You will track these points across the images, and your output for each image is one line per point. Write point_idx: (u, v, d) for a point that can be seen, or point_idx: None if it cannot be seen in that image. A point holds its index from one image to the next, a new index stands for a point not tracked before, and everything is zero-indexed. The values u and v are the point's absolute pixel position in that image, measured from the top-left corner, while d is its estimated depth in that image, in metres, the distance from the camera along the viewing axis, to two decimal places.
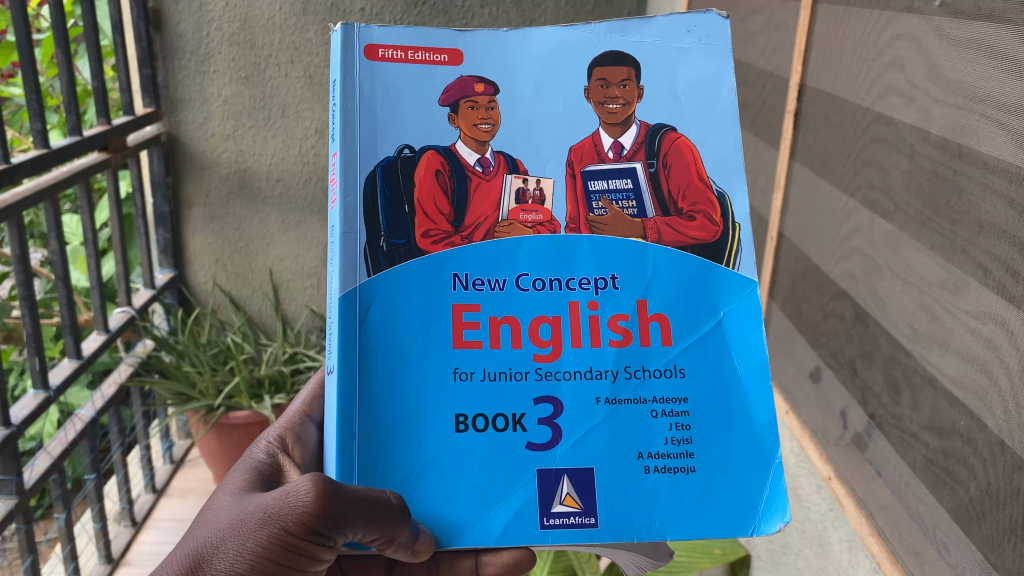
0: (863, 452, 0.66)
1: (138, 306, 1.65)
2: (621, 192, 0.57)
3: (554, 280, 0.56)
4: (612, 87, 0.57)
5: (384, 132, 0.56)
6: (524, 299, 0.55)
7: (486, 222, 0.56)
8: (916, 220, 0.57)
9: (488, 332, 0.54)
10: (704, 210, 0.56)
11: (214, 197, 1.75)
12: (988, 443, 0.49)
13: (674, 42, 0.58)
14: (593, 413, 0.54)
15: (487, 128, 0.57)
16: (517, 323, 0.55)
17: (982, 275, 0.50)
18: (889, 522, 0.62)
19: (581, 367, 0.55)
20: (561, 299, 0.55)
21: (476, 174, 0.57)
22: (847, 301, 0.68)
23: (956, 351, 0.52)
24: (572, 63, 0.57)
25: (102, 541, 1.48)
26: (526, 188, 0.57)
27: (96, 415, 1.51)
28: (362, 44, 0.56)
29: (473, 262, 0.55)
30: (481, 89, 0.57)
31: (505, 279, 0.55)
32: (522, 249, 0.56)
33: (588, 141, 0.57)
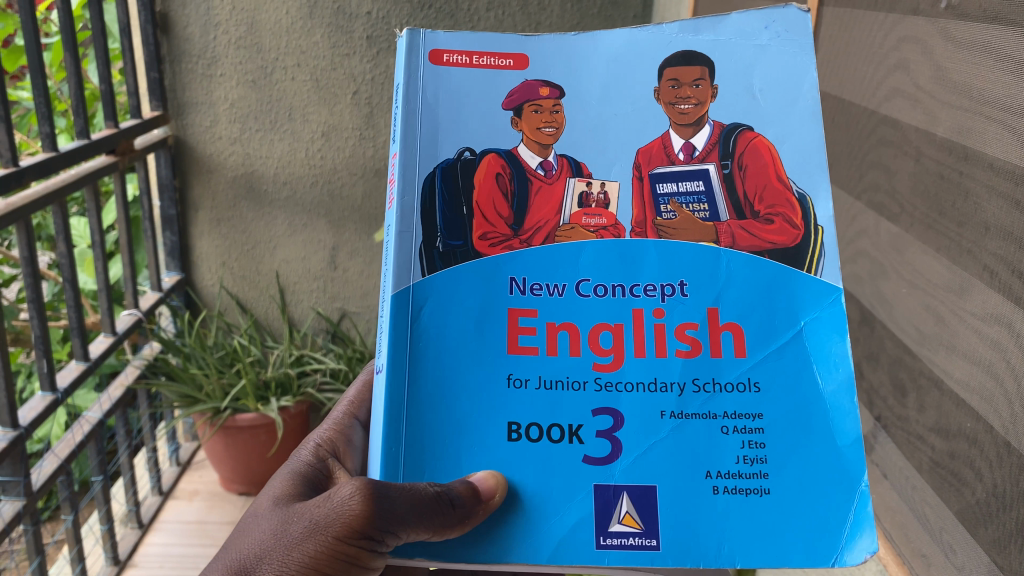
0: (869, 454, 0.66)
1: (145, 309, 1.66)
2: (692, 195, 0.51)
3: (617, 287, 0.50)
4: (683, 87, 0.51)
5: (445, 135, 0.51)
6: (584, 307, 0.50)
7: (547, 228, 0.51)
8: (921, 222, 0.57)
9: (545, 339, 0.49)
10: (784, 213, 0.50)
11: (221, 199, 1.75)
12: (994, 444, 0.49)
13: (751, 40, 0.52)
14: (657, 427, 0.48)
15: (550, 132, 0.52)
16: (576, 330, 0.49)
17: (987, 277, 0.50)
18: (895, 524, 0.62)
19: (646, 379, 0.48)
20: (621, 306, 0.50)
21: (538, 178, 0.52)
22: (854, 303, 0.68)
23: (963, 352, 0.52)
24: (643, 63, 0.52)
25: (109, 543, 1.49)
26: (590, 192, 0.51)
27: (103, 417, 1.52)
28: (427, 49, 0.52)
29: (531, 265, 0.51)
30: (546, 93, 0.52)
31: (565, 284, 0.50)
32: (584, 253, 0.51)
33: (657, 143, 0.51)
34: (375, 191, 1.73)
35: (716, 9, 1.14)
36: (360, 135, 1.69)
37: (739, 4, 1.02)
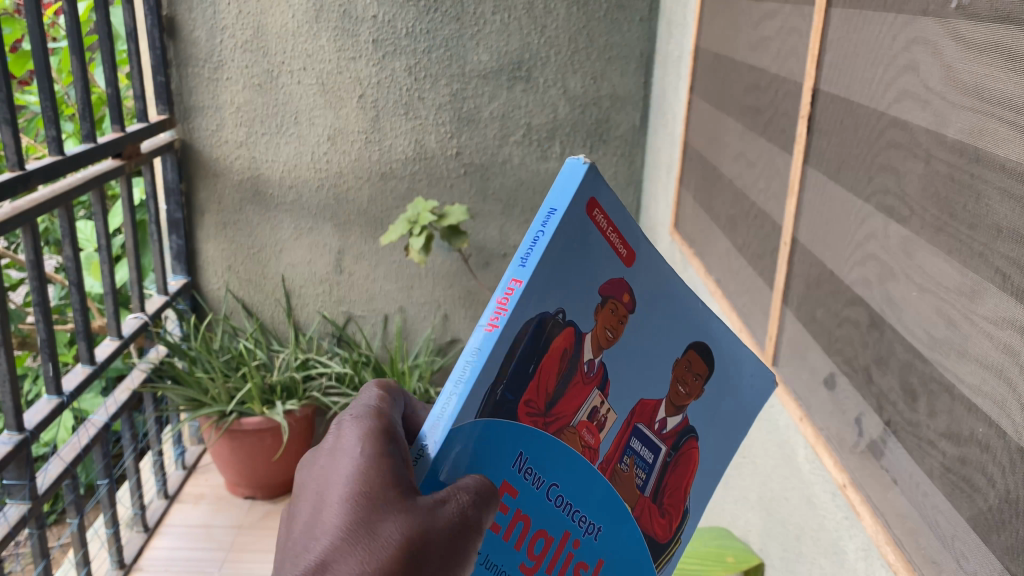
0: (879, 460, 0.62)
1: (151, 312, 1.66)
2: (646, 458, 0.44)
3: (570, 503, 0.41)
4: (689, 375, 0.45)
5: (553, 283, 0.36)
6: (546, 510, 0.40)
7: (561, 426, 0.39)
8: (932, 225, 0.54)
9: (504, 526, 0.39)
10: (670, 515, 0.46)
11: (227, 203, 1.75)
12: (1008, 451, 0.46)
13: (741, 375, 0.48)
14: None
15: (611, 334, 0.40)
16: (528, 526, 0.40)
17: (1000, 280, 0.47)
18: (906, 531, 0.58)
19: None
20: (561, 526, 0.41)
21: (583, 369, 0.40)
22: (862, 307, 0.65)
23: (975, 357, 0.49)
24: (683, 294, 0.43)
25: (114, 546, 1.48)
26: (599, 407, 0.41)
27: (109, 420, 1.51)
28: (592, 192, 0.36)
29: (543, 459, 0.39)
30: (626, 299, 0.40)
31: (546, 480, 0.40)
32: (564, 463, 0.40)
33: (652, 401, 0.44)
34: (381, 195, 1.74)
35: (723, 14, 1.13)
36: (367, 139, 1.70)
37: (746, 7, 1.02)
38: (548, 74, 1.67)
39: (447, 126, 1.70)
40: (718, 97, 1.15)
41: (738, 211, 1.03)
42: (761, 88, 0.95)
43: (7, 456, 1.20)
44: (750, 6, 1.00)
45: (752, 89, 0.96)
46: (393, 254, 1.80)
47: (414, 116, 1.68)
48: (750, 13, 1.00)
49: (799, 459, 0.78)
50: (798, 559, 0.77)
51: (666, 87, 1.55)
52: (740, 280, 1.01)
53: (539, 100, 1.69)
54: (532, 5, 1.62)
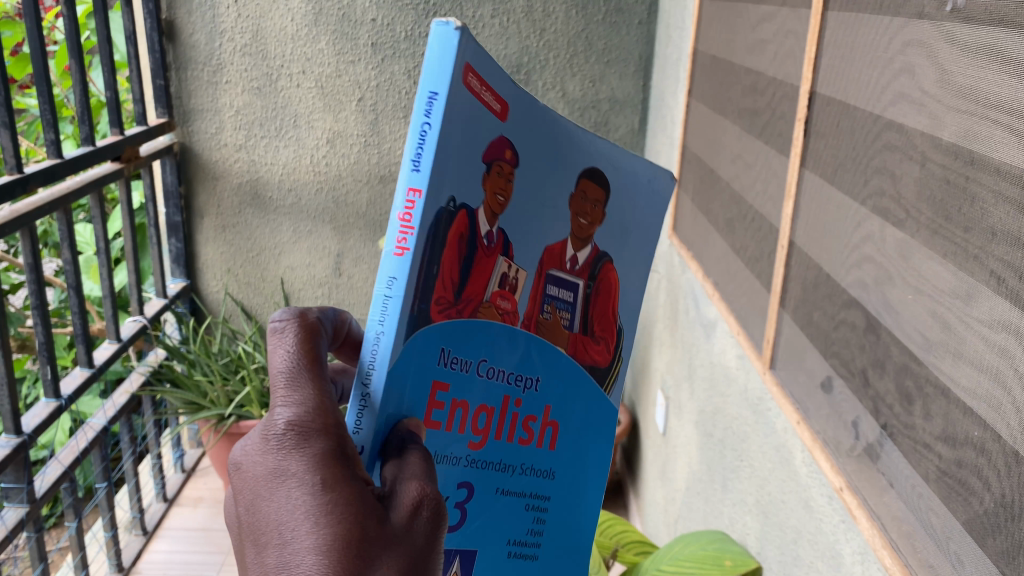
0: (875, 463, 0.62)
1: (150, 316, 1.66)
2: (566, 300, 0.47)
3: (502, 371, 0.44)
4: (587, 201, 0.46)
5: (445, 176, 0.34)
6: (483, 385, 0.43)
7: (474, 305, 0.41)
8: (927, 228, 0.54)
9: (447, 415, 0.41)
10: (603, 338, 0.51)
11: (226, 206, 1.75)
12: (1003, 454, 0.46)
13: (635, 176, 0.49)
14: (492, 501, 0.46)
15: (502, 199, 0.40)
16: (467, 406, 0.42)
17: (994, 283, 0.47)
18: (901, 534, 0.58)
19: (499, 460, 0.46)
20: (499, 391, 0.44)
21: (483, 247, 0.40)
22: (859, 309, 0.65)
23: (970, 360, 0.49)
24: (554, 141, 0.43)
25: (113, 549, 1.48)
26: (509, 272, 0.42)
27: (108, 423, 1.51)
28: (462, 63, 0.33)
29: (457, 337, 0.40)
30: (510, 156, 0.39)
31: (472, 361, 0.42)
32: (491, 335, 0.42)
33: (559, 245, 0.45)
34: (380, 198, 1.74)
35: (721, 16, 1.13)
36: (366, 142, 1.70)
37: (744, 10, 1.02)
38: (547, 77, 1.67)
39: None
40: (716, 100, 1.15)
41: (735, 213, 1.03)
42: (758, 90, 0.95)
43: (5, 459, 1.20)
44: (747, 9, 1.00)
45: (750, 91, 0.96)
46: None
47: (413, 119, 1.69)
48: (748, 15, 1.00)
49: (796, 461, 0.78)
50: (795, 561, 0.77)
51: (665, 90, 1.55)
52: (738, 282, 1.01)
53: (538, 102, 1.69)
54: (531, 7, 1.62)
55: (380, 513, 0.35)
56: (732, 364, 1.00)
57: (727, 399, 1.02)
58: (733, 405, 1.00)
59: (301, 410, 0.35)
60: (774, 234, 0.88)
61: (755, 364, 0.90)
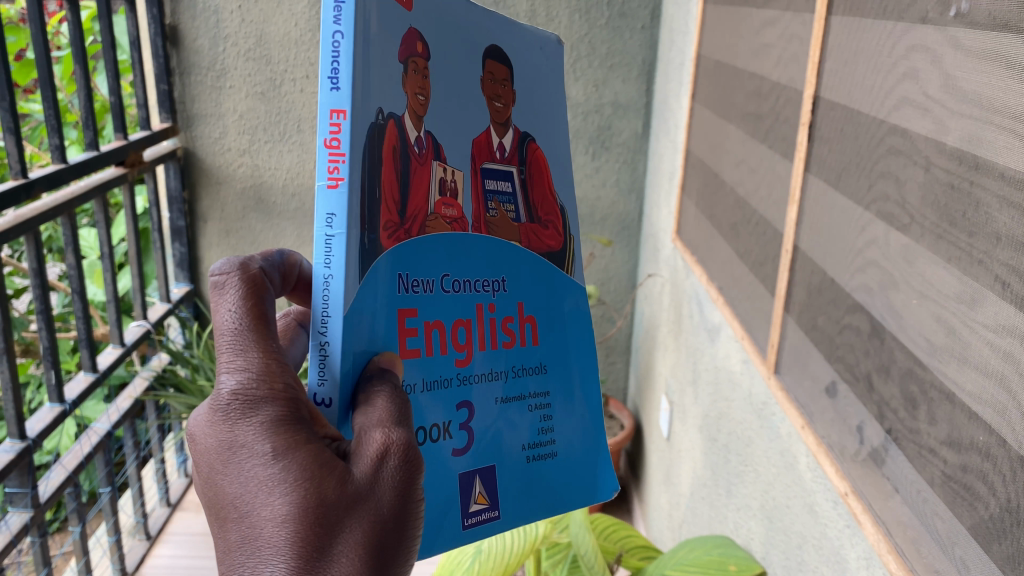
0: (880, 468, 0.62)
1: (154, 320, 1.66)
2: (505, 194, 0.49)
3: (467, 280, 0.46)
4: (499, 84, 0.48)
5: (369, 84, 0.37)
6: (447, 301, 0.44)
7: (420, 220, 0.43)
8: (932, 232, 0.54)
9: (424, 339, 0.43)
10: (553, 220, 0.52)
11: (230, 210, 1.76)
12: (1008, 459, 0.46)
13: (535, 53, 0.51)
14: (495, 412, 0.47)
15: (423, 99, 0.43)
16: (444, 325, 0.44)
17: (999, 288, 0.47)
18: (907, 539, 0.58)
19: (489, 369, 0.47)
20: (468, 301, 0.46)
21: (414, 156, 0.42)
22: (863, 314, 0.65)
23: (975, 365, 0.49)
24: (460, 42, 0.45)
25: (116, 554, 1.48)
26: (446, 177, 0.44)
27: (111, 428, 1.52)
28: None
29: (414, 257, 0.42)
30: (422, 50, 0.42)
31: (433, 279, 0.44)
32: (445, 247, 0.44)
33: (483, 138, 0.47)
34: None
35: (724, 20, 1.13)
36: None
37: (747, 14, 1.02)
38: None
39: None
40: (719, 104, 1.15)
41: (740, 217, 1.03)
42: (762, 95, 0.95)
43: (9, 464, 1.20)
44: (751, 13, 1.00)
45: (754, 96, 0.96)
46: None
47: None
48: (752, 19, 1.00)
49: (800, 466, 0.78)
50: (800, 566, 0.77)
51: (669, 94, 1.55)
52: (742, 287, 1.01)
53: None
54: (535, 13, 1.62)
55: (338, 471, 0.36)
56: (737, 368, 1.00)
57: (732, 404, 1.02)
58: (737, 411, 0.99)
59: (247, 377, 0.36)
60: (778, 238, 0.88)
61: (759, 368, 0.90)
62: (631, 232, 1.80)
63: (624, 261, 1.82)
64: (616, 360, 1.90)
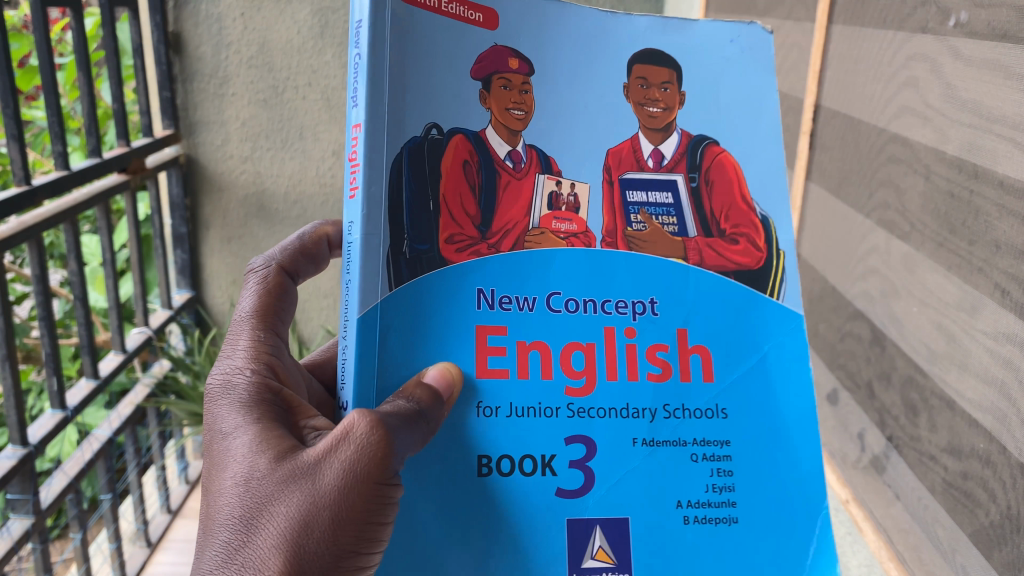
0: (881, 475, 0.62)
1: (155, 327, 1.66)
2: (662, 207, 0.52)
3: (589, 301, 0.50)
4: (651, 88, 0.52)
5: (413, 105, 0.48)
6: (554, 322, 0.49)
7: (519, 230, 0.50)
8: (932, 240, 0.54)
9: (515, 360, 0.48)
10: (748, 235, 0.53)
11: (232, 218, 1.76)
12: (1008, 466, 0.46)
13: (718, 52, 0.54)
14: (628, 455, 0.49)
15: (519, 115, 0.50)
16: (547, 349, 0.49)
17: (999, 296, 0.47)
18: (908, 546, 0.58)
19: (619, 404, 0.49)
20: (594, 325, 0.50)
21: (507, 171, 0.50)
22: (864, 321, 0.65)
23: (975, 372, 0.49)
24: (595, 53, 0.51)
25: (117, 561, 1.49)
26: (560, 193, 0.50)
27: (113, 435, 1.52)
28: None
29: (498, 277, 0.49)
30: (515, 67, 0.50)
31: (535, 297, 0.49)
32: (553, 264, 0.50)
33: (627, 146, 0.52)
34: None
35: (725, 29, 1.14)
36: None
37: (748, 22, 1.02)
38: None
39: None
40: None
41: None
42: None
43: (10, 471, 1.20)
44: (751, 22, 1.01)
45: None
46: None
47: None
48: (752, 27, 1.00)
49: None
50: None
51: None
52: None
53: None
54: None
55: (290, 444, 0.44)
56: None
57: None
58: None
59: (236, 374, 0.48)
60: None
61: None
62: None
63: None
64: None
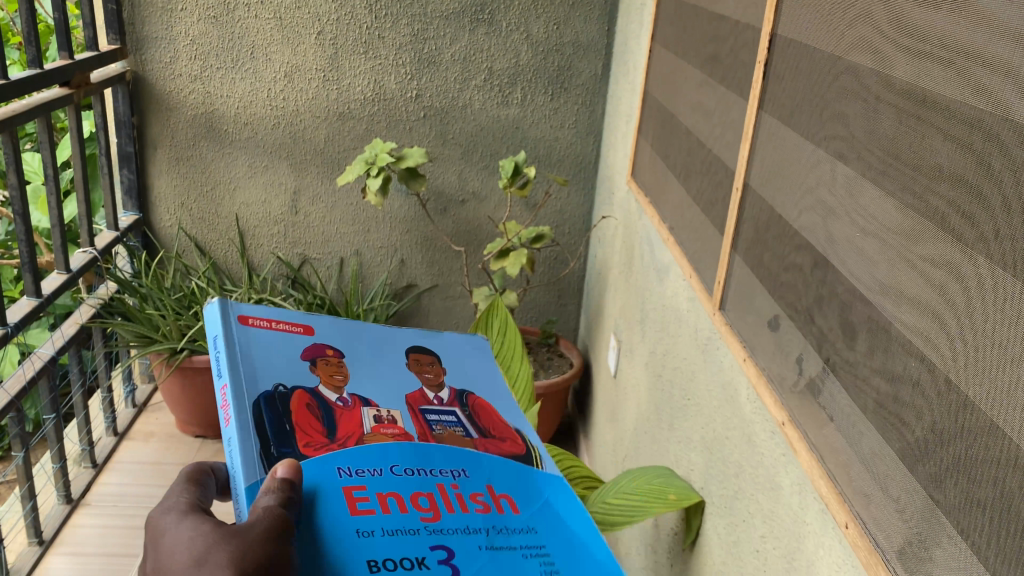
0: (815, 397, 0.64)
1: (101, 247, 1.64)
2: (451, 420, 0.59)
3: (422, 468, 0.53)
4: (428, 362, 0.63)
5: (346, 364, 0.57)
6: (401, 480, 0.51)
7: (357, 437, 0.53)
8: (877, 168, 0.56)
9: (378, 503, 0.49)
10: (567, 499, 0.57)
11: (180, 138, 1.72)
12: (935, 383, 0.48)
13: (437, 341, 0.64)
14: (475, 555, 0.50)
15: (342, 377, 0.57)
16: (401, 495, 0.50)
17: (938, 220, 0.48)
18: (838, 464, 0.60)
19: (462, 524, 0.51)
20: (429, 481, 0.52)
21: (341, 406, 0.55)
22: (808, 251, 0.66)
23: (910, 295, 0.51)
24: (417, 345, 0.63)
25: (61, 481, 1.49)
26: (382, 413, 0.56)
27: (55, 354, 1.49)
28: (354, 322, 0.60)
29: (358, 457, 0.51)
30: (333, 352, 0.58)
31: (383, 466, 0.51)
32: (391, 451, 0.53)
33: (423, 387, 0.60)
34: (339, 134, 1.73)
35: None
36: (324, 77, 1.68)
37: None
38: (511, 17, 1.66)
39: (407, 67, 1.68)
40: (678, 43, 1.15)
41: (694, 158, 1.03)
42: (719, 36, 0.96)
43: None
44: None
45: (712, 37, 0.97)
46: (350, 197, 1.80)
47: (374, 56, 1.67)
48: None
49: (741, 400, 0.80)
50: (736, 497, 0.80)
51: (629, 35, 1.54)
52: (691, 228, 1.03)
53: (502, 44, 1.67)
54: None
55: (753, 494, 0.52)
56: (684, 306, 1.03)
57: (678, 340, 1.05)
58: (683, 345, 1.02)
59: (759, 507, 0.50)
60: (728, 178, 0.89)
61: (705, 306, 0.93)
62: (588, 174, 1.81)
63: (580, 204, 1.84)
64: (568, 302, 1.94)
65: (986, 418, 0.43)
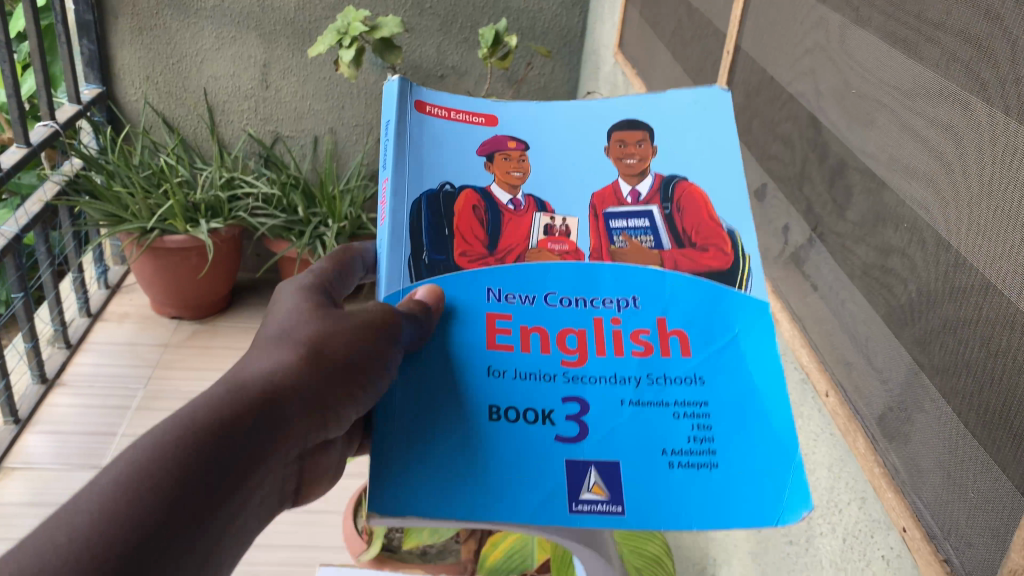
0: (800, 266, 0.62)
1: (63, 122, 1.57)
2: (638, 225, 0.46)
3: (577, 299, 0.44)
4: (628, 146, 0.48)
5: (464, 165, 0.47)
6: (551, 314, 0.44)
7: (515, 253, 0.45)
8: (880, 17, 0.51)
9: (518, 338, 0.43)
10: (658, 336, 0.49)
11: (142, 6, 1.63)
12: (929, 244, 0.45)
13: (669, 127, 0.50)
14: (615, 413, 0.41)
15: (518, 175, 0.47)
16: (545, 333, 0.43)
17: (944, 67, 0.45)
18: (821, 334, 0.59)
19: (607, 374, 0.42)
20: (582, 314, 0.44)
21: (508, 211, 0.46)
22: (801, 113, 0.63)
23: (909, 152, 0.47)
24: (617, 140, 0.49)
25: (34, 361, 1.47)
26: (552, 224, 0.46)
27: (20, 232, 1.44)
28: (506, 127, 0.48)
29: (508, 278, 0.44)
30: (514, 145, 0.48)
31: (533, 295, 0.44)
32: (549, 274, 0.45)
33: (608, 188, 0.47)
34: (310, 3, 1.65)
35: None
36: None
37: None
38: None
39: None
40: None
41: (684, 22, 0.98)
42: None
43: None
44: None
45: None
46: (323, 70, 1.73)
47: None
48: None
49: None
50: None
51: None
52: None
53: None
54: None
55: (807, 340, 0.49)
56: None
57: None
58: None
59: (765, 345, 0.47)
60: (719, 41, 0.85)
61: None
62: (572, 47, 1.74)
63: (563, 79, 1.78)
64: None
65: (981, 277, 0.41)
